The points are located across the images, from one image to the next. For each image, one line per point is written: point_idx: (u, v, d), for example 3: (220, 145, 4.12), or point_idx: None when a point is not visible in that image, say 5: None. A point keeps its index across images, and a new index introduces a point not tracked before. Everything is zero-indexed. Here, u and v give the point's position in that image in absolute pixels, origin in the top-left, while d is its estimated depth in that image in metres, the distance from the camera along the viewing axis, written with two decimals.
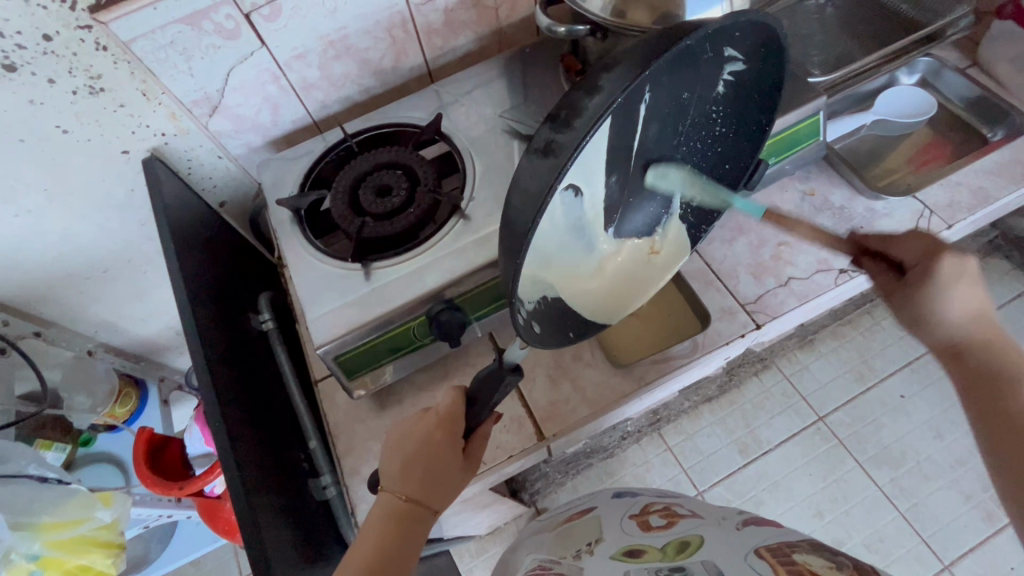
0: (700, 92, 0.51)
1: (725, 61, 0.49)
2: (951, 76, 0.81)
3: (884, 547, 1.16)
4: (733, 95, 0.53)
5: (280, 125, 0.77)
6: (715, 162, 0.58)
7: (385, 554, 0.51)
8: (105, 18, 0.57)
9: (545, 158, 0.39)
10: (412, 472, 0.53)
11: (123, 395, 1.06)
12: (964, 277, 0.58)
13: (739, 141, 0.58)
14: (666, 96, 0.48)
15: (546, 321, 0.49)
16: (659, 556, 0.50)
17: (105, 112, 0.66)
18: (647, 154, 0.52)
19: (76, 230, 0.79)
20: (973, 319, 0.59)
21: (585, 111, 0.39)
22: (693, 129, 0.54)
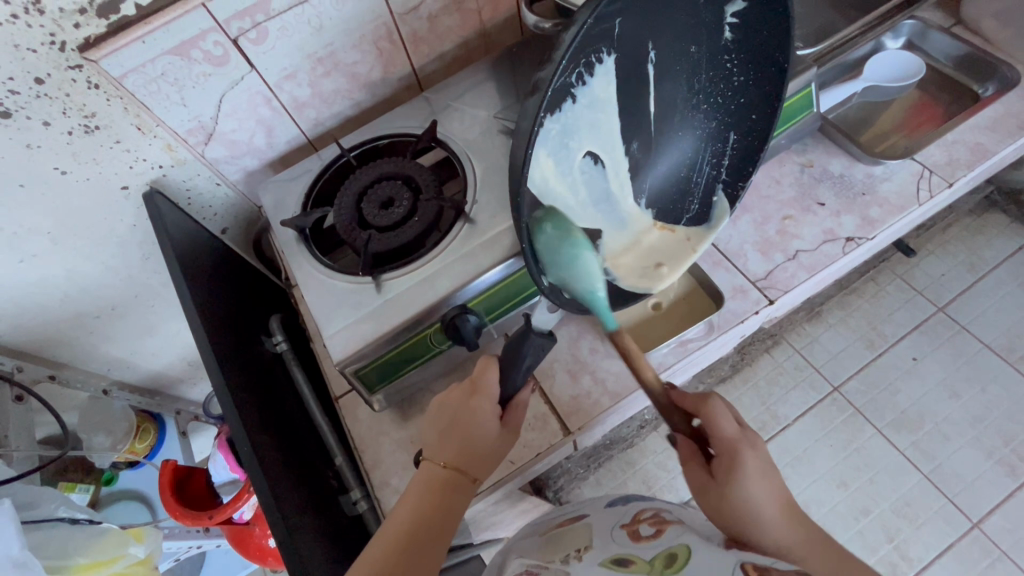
0: (708, 43, 0.54)
1: (724, 2, 0.51)
2: (937, 36, 0.81)
3: (911, 511, 1.17)
4: (743, 38, 0.55)
5: (275, 147, 0.77)
6: (738, 113, 0.61)
7: (429, 519, 0.51)
8: (95, 56, 0.57)
9: (533, 97, 0.43)
10: (450, 438, 0.54)
11: (142, 430, 1.06)
12: (761, 472, 0.54)
13: (754, 90, 0.59)
14: (667, 49, 0.52)
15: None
16: (647, 567, 0.48)
17: (102, 149, 0.67)
18: (664, 112, 0.58)
19: (81, 271, 0.79)
20: (788, 520, 0.52)
21: (563, 43, 0.42)
22: (710, 82, 0.58)
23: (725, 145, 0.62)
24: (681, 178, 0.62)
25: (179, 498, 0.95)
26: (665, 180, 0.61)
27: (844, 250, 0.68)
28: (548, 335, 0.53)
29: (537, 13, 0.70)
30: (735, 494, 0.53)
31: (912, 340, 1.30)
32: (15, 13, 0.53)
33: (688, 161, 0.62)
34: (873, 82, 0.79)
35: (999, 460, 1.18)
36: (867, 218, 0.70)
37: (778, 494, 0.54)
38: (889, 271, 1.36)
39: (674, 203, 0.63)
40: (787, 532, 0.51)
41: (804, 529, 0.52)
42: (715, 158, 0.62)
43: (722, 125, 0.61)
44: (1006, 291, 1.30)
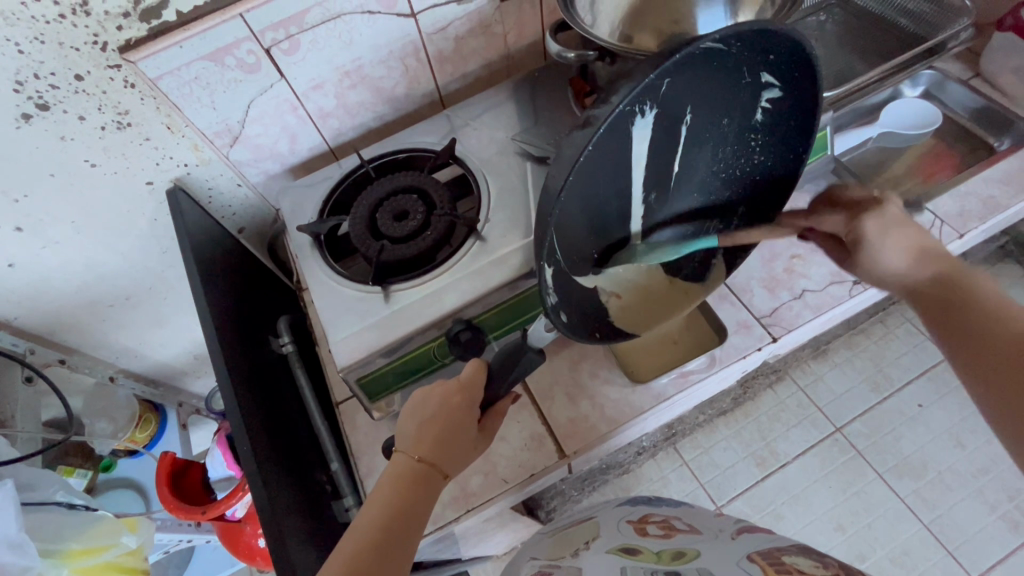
0: (738, 121, 0.57)
1: (762, 88, 0.54)
2: (954, 87, 0.82)
3: (909, 560, 1.14)
4: (772, 123, 0.57)
5: (297, 153, 0.80)
6: (751, 190, 0.63)
7: (403, 508, 0.52)
8: (134, 57, 0.59)
9: (584, 130, 0.45)
10: (427, 432, 0.55)
11: (143, 420, 1.07)
12: (885, 223, 0.60)
13: (773, 169, 0.61)
14: (703, 117, 0.55)
15: (575, 311, 0.55)
16: (653, 558, 0.50)
17: (131, 145, 0.69)
18: (685, 176, 0.59)
19: (100, 260, 0.81)
20: (918, 255, 0.59)
21: (621, 88, 0.44)
22: (732, 155, 0.59)
23: (733, 217, 0.64)
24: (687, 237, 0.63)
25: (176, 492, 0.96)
26: (673, 235, 0.62)
27: (851, 292, 0.68)
28: (539, 351, 0.55)
29: (561, 41, 0.71)
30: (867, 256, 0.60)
31: (918, 385, 1.29)
32: (62, 14, 0.55)
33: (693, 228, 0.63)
34: (887, 129, 0.81)
35: (1003, 515, 1.16)
36: None
37: (914, 238, 0.59)
38: (898, 314, 1.36)
39: (676, 255, 0.63)
40: (923, 274, 0.58)
41: (937, 258, 0.59)
42: (721, 225, 0.64)
43: (734, 194, 0.62)
44: None
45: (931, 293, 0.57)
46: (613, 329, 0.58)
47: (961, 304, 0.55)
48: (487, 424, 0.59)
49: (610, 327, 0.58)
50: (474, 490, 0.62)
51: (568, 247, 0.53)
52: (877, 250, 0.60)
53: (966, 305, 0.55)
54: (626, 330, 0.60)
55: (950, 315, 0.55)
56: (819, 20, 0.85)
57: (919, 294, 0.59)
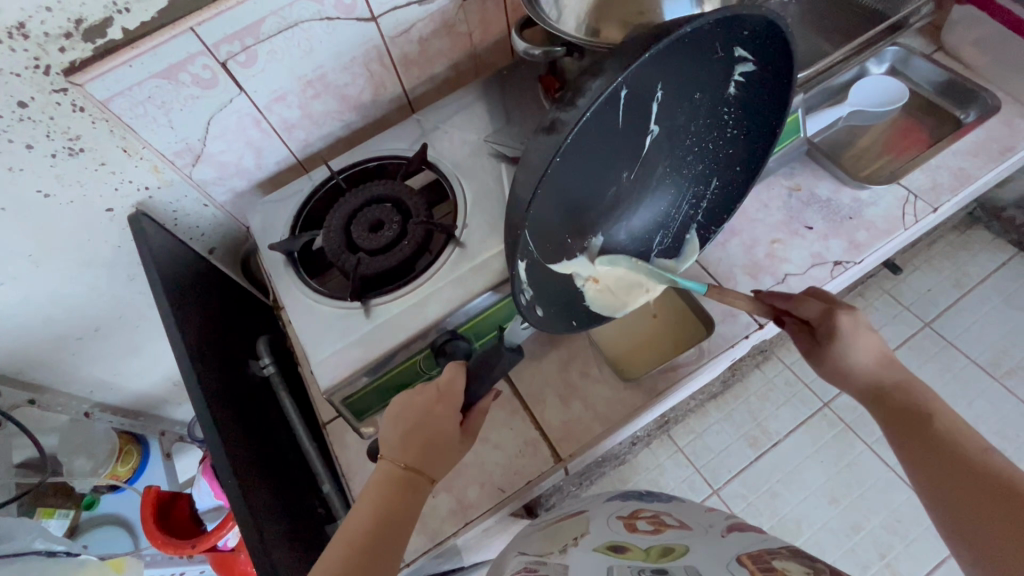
0: (710, 94, 0.54)
1: (735, 62, 0.51)
2: (918, 62, 0.83)
3: (902, 527, 1.17)
4: (746, 96, 0.55)
5: (264, 168, 0.77)
6: (725, 163, 0.61)
7: (389, 517, 0.51)
8: (80, 80, 0.56)
9: (549, 135, 0.43)
10: (411, 441, 0.53)
11: (124, 453, 1.03)
12: (861, 327, 0.58)
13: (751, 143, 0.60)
14: (676, 93, 0.52)
15: (550, 303, 0.54)
16: (642, 555, 0.49)
17: (86, 171, 0.66)
18: (657, 154, 0.57)
19: (63, 293, 0.78)
20: (882, 365, 0.57)
21: (588, 92, 0.42)
22: (706, 129, 0.57)
23: (706, 189, 0.63)
24: (661, 215, 0.62)
25: (162, 527, 0.93)
26: (648, 214, 0.61)
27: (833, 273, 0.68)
28: (518, 351, 0.57)
29: (526, 38, 0.70)
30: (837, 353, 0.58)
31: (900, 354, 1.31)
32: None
33: (665, 206, 0.62)
34: (858, 107, 0.81)
35: None
36: (854, 242, 0.70)
37: (881, 349, 0.58)
38: (876, 287, 1.38)
39: (653, 231, 0.63)
40: (891, 381, 0.56)
41: (898, 373, 0.57)
42: (696, 199, 0.63)
43: (709, 169, 0.61)
44: (990, 306, 1.32)
45: (891, 395, 0.56)
46: (591, 317, 0.58)
47: (923, 414, 0.52)
48: (470, 422, 0.57)
49: (589, 315, 0.58)
50: (471, 501, 0.61)
51: (546, 239, 0.52)
52: (848, 348, 0.58)
53: (928, 417, 0.52)
54: (605, 313, 0.59)
55: (915, 423, 0.52)
56: (783, 2, 0.85)
57: (881, 402, 0.56)
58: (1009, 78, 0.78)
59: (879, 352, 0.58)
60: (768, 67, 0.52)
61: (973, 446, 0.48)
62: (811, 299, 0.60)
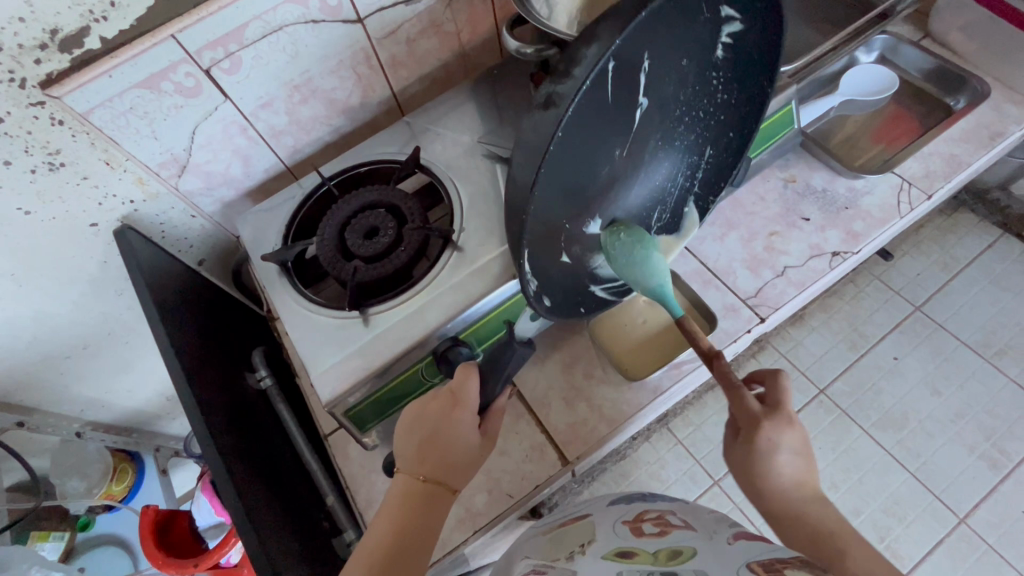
0: (700, 60, 0.51)
1: (723, 23, 0.49)
2: (908, 50, 0.83)
3: (901, 510, 1.18)
4: (732, 58, 0.53)
5: (252, 176, 0.75)
6: (716, 131, 0.60)
7: (410, 529, 0.50)
8: (57, 92, 0.54)
9: (547, 111, 0.41)
10: (428, 450, 0.52)
11: (119, 472, 1.03)
12: (792, 444, 0.54)
13: (738, 108, 0.59)
14: (666, 64, 0.48)
15: (559, 291, 0.54)
16: (650, 559, 0.49)
17: (68, 186, 0.63)
18: (653, 130, 0.53)
19: (48, 312, 0.75)
20: (806, 495, 0.52)
21: (584, 59, 0.40)
22: (696, 96, 0.55)
23: (701, 158, 0.61)
24: (657, 190, 0.60)
25: (162, 547, 0.91)
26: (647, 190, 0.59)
27: (831, 264, 0.68)
28: (529, 344, 0.57)
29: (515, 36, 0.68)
30: (760, 461, 0.53)
31: (893, 339, 1.32)
32: None
33: (662, 182, 0.60)
34: (847, 98, 0.81)
35: (982, 455, 1.21)
36: (851, 232, 0.70)
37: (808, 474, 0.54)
38: (867, 273, 1.39)
39: (651, 206, 0.61)
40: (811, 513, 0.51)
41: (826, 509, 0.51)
42: (690, 170, 0.62)
43: (700, 136, 0.59)
44: (979, 288, 1.34)
45: (803, 524, 0.50)
46: (598, 304, 0.59)
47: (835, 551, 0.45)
48: (489, 425, 0.57)
49: (594, 300, 0.59)
50: (479, 509, 0.60)
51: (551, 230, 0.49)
52: (772, 457, 0.53)
53: (840, 556, 0.44)
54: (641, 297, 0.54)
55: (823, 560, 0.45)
56: None
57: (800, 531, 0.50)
58: (996, 63, 0.78)
59: (807, 479, 0.53)
60: (756, 24, 0.50)
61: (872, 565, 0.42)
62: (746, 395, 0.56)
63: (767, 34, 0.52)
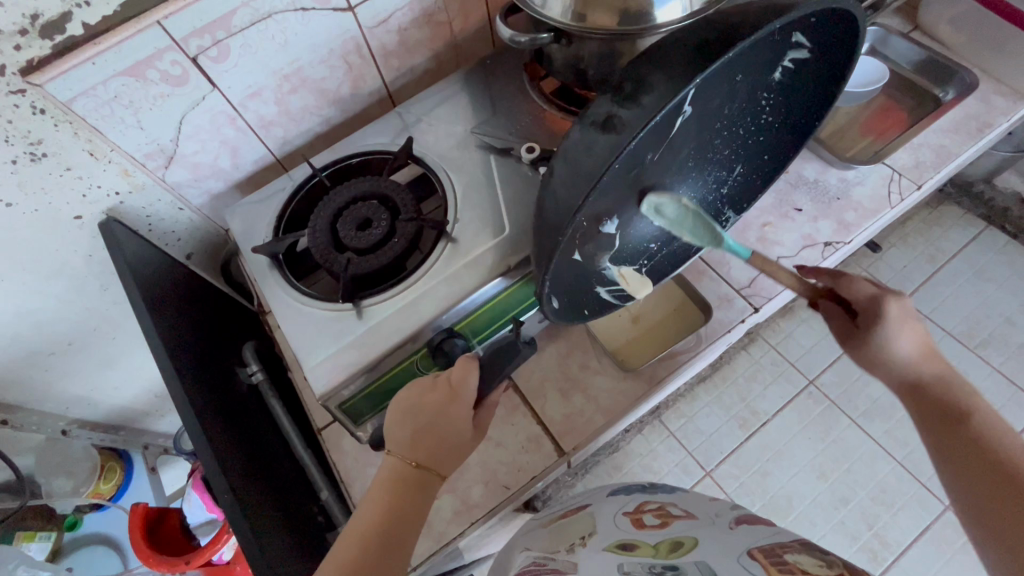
0: (756, 81, 0.51)
1: (791, 49, 0.49)
2: (897, 42, 0.84)
3: (888, 498, 1.20)
4: (787, 84, 0.54)
5: (241, 167, 0.74)
6: (754, 149, 0.60)
7: (400, 513, 0.50)
8: (38, 80, 0.53)
9: (604, 132, 0.41)
10: (423, 439, 0.52)
11: (107, 470, 1.01)
12: (908, 319, 0.58)
13: (778, 129, 0.59)
14: (725, 84, 0.48)
15: (567, 294, 0.53)
16: (651, 551, 0.49)
17: (50, 178, 0.62)
18: (693, 145, 0.53)
19: (31, 307, 0.74)
20: (927, 359, 0.58)
21: (653, 87, 0.41)
22: (743, 115, 0.55)
23: (729, 174, 0.61)
24: (684, 204, 0.59)
25: (153, 545, 0.90)
26: None
27: (823, 254, 0.69)
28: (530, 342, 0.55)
29: (510, 24, 0.69)
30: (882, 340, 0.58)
31: None
32: None
33: (688, 197, 0.59)
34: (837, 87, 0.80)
35: None
36: (843, 222, 0.71)
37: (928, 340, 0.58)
38: (855, 265, 1.41)
39: (675, 219, 0.60)
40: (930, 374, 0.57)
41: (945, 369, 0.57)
42: (719, 183, 0.61)
43: (736, 152, 0.59)
44: (964, 279, 1.36)
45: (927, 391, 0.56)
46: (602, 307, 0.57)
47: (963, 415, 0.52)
48: (480, 415, 0.57)
49: (600, 303, 0.57)
50: (476, 501, 0.60)
51: (580, 240, 0.48)
52: (896, 336, 0.58)
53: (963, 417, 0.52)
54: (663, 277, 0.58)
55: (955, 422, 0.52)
56: None
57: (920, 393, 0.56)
58: (982, 55, 0.80)
59: (928, 344, 0.58)
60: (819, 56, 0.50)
61: (1006, 446, 0.48)
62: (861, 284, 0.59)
63: (833, 68, 0.53)
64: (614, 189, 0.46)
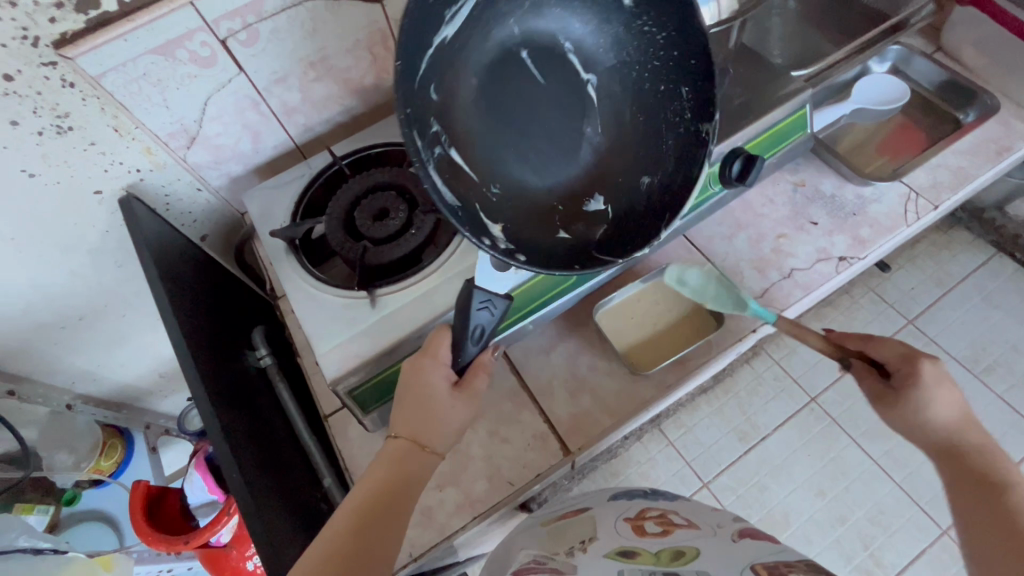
0: (617, 28, 0.60)
1: None
2: (921, 62, 0.84)
3: (885, 519, 1.20)
4: (641, 5, 0.58)
5: (261, 152, 0.74)
6: (676, 71, 0.59)
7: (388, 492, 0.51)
8: (71, 53, 0.53)
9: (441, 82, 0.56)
10: (405, 411, 0.54)
11: (108, 447, 1.01)
12: (944, 381, 0.57)
13: (678, 34, 0.57)
14: (583, 47, 0.60)
15: (542, 251, 0.56)
16: (652, 559, 0.49)
17: (75, 151, 0.62)
18: (624, 109, 0.61)
19: (47, 280, 0.74)
20: (960, 425, 0.57)
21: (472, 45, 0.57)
22: (637, 54, 0.60)
23: (682, 102, 0.59)
24: (646, 148, 0.60)
25: (152, 522, 0.90)
26: (639, 153, 0.60)
27: (837, 269, 0.69)
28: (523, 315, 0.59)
29: None
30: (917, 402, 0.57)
31: None
32: None
33: (649, 141, 0.60)
34: (860, 106, 0.81)
35: None
36: (858, 238, 0.71)
37: (962, 404, 0.58)
38: (863, 284, 1.40)
39: (649, 165, 0.60)
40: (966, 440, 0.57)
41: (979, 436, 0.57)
42: (679, 117, 0.59)
43: (667, 86, 0.59)
44: (971, 304, 1.36)
45: (966, 458, 0.56)
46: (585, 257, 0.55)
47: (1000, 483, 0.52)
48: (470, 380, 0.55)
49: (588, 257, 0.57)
50: (479, 495, 0.60)
51: (512, 196, 0.58)
52: (932, 399, 0.57)
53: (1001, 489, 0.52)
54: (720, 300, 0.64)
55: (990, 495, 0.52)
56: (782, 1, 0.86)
57: (952, 462, 0.56)
58: (1004, 80, 0.80)
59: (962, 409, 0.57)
60: None
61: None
62: (891, 345, 0.60)
63: None
64: (515, 144, 0.58)
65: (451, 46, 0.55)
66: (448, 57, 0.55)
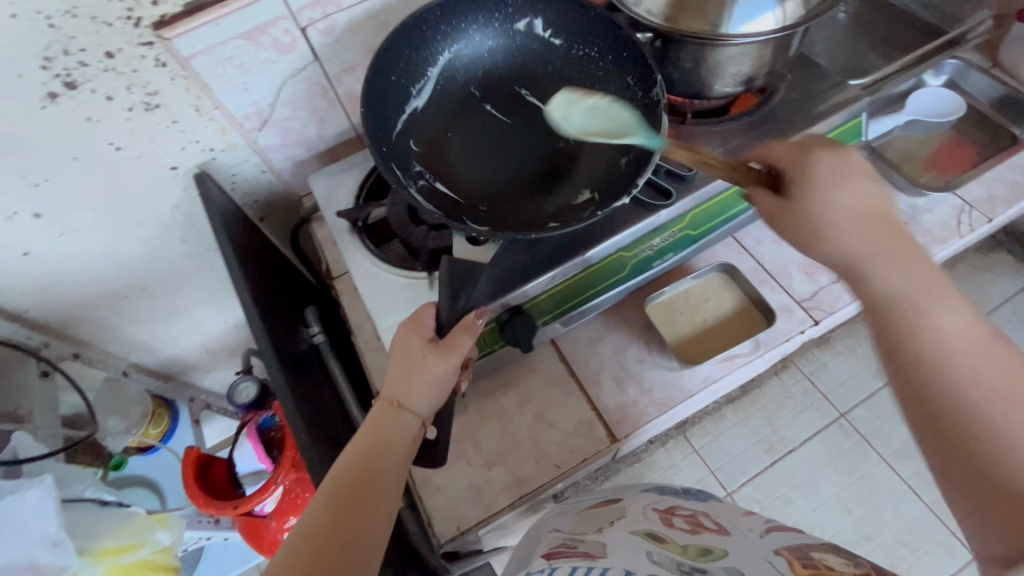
0: (561, 64, 0.70)
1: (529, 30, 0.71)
2: (977, 77, 0.84)
3: (913, 541, 1.19)
4: (567, 39, 0.70)
5: (325, 139, 0.77)
6: (619, 72, 0.67)
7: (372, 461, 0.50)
8: (169, 34, 0.57)
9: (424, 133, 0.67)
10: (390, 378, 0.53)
11: (156, 416, 1.06)
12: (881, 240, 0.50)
13: (602, 44, 0.68)
14: (538, 86, 0.70)
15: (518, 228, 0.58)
16: (679, 551, 0.48)
17: (159, 128, 0.66)
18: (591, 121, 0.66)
19: (118, 250, 0.78)
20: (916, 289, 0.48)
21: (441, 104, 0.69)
22: (582, 71, 0.69)
23: (636, 88, 0.65)
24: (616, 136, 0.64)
25: (203, 487, 0.93)
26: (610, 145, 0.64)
27: None
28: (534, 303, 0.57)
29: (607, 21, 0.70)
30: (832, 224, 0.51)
31: None
32: None
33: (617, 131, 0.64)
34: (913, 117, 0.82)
35: None
36: None
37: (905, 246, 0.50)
38: None
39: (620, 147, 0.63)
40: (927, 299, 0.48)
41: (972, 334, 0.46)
42: (640, 106, 0.64)
43: (618, 83, 0.67)
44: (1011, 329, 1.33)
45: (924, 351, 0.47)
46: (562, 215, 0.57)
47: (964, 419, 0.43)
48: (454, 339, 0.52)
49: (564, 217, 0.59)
50: (526, 476, 0.61)
51: (490, 196, 0.62)
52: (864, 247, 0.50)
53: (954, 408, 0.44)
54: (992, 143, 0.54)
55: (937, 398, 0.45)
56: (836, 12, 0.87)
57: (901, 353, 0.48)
58: None
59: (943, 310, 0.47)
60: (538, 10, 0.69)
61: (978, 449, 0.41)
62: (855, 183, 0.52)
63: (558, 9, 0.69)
64: (487, 162, 0.65)
65: (425, 111, 0.68)
66: (419, 119, 0.67)
